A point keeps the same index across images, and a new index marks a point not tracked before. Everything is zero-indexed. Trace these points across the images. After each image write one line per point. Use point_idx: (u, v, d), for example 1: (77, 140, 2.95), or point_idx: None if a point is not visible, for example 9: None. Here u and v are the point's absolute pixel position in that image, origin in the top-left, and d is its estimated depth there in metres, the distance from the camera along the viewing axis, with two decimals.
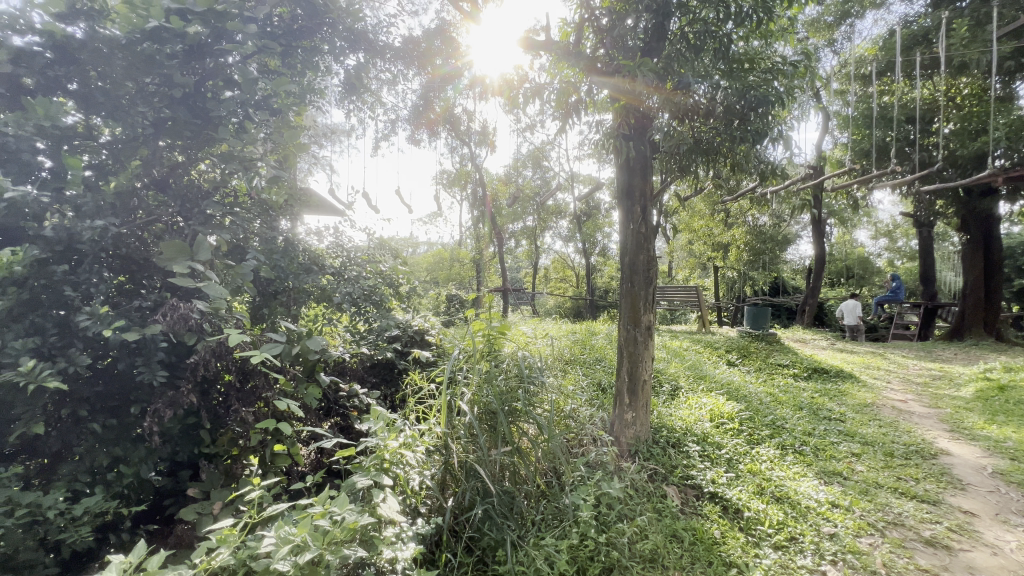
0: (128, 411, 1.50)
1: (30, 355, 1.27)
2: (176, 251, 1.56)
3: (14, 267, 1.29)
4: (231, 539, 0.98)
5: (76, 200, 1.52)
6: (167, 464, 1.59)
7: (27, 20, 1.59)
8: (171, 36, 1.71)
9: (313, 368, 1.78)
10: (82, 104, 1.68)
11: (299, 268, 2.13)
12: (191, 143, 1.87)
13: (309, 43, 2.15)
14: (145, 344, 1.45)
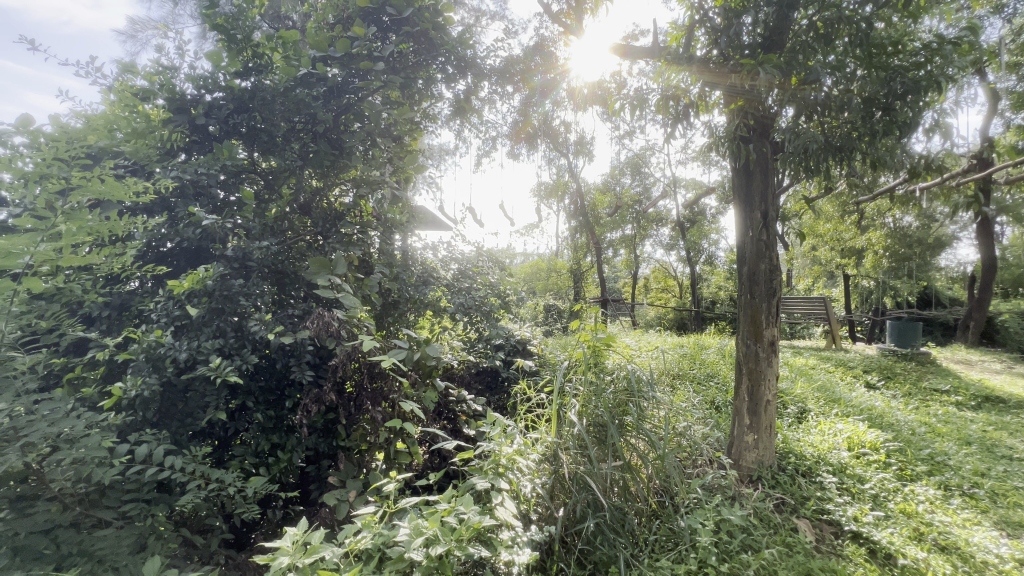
0: (284, 404, 1.74)
1: (216, 353, 1.54)
2: (320, 266, 1.79)
3: (206, 280, 1.57)
4: (373, 526, 1.09)
5: (246, 225, 1.82)
6: (312, 453, 1.81)
7: (215, 80, 1.95)
8: (316, 81, 1.99)
9: (431, 373, 1.92)
10: (250, 144, 2.00)
11: (416, 280, 2.31)
12: (331, 172, 2.14)
13: (425, 73, 2.32)
14: (297, 346, 1.69)
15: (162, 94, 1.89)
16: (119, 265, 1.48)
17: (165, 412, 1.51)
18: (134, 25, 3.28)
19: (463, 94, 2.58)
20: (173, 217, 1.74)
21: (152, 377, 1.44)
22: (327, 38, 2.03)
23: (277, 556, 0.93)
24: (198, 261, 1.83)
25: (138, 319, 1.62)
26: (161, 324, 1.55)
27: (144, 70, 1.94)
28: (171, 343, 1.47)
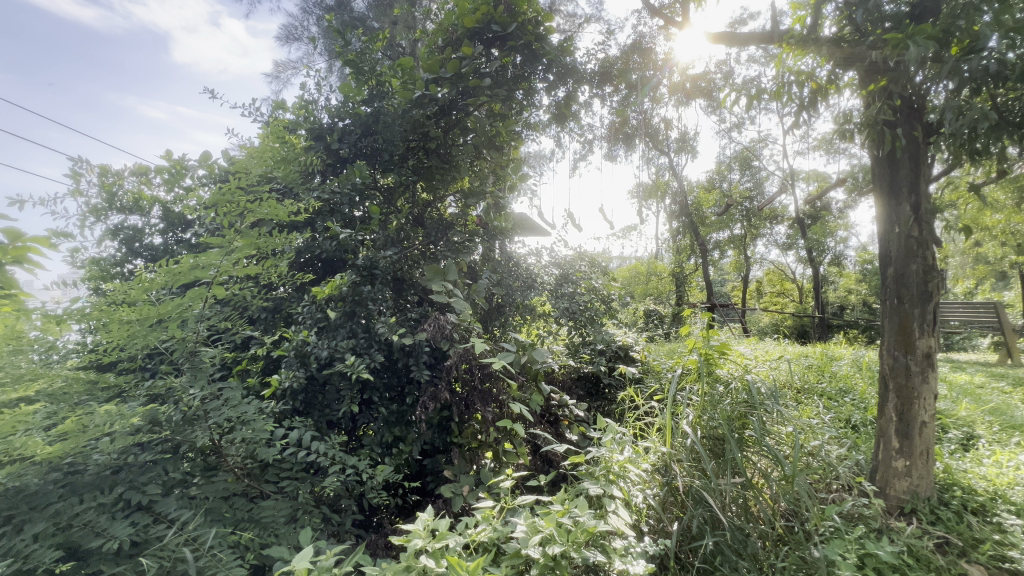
0: (405, 400, 1.89)
1: (350, 351, 1.72)
2: (434, 272, 1.93)
3: (342, 286, 1.77)
4: (491, 521, 1.15)
5: (372, 236, 2.01)
6: (428, 447, 1.94)
7: (345, 108, 2.20)
8: (428, 101, 2.15)
9: (537, 377, 1.97)
10: (373, 163, 2.22)
11: (521, 286, 2.38)
12: (442, 184, 2.29)
13: (526, 84, 2.38)
14: (415, 348, 1.83)
15: (305, 125, 2.18)
16: (277, 273, 1.74)
17: (309, 402, 1.73)
18: (278, 68, 3.82)
19: (563, 97, 2.55)
20: (315, 231, 1.99)
21: (300, 371, 1.65)
22: (439, 61, 2.18)
23: (411, 538, 1.02)
24: (333, 269, 2.08)
25: (288, 320, 1.87)
26: (306, 324, 1.78)
27: (291, 106, 2.25)
28: (315, 342, 1.68)
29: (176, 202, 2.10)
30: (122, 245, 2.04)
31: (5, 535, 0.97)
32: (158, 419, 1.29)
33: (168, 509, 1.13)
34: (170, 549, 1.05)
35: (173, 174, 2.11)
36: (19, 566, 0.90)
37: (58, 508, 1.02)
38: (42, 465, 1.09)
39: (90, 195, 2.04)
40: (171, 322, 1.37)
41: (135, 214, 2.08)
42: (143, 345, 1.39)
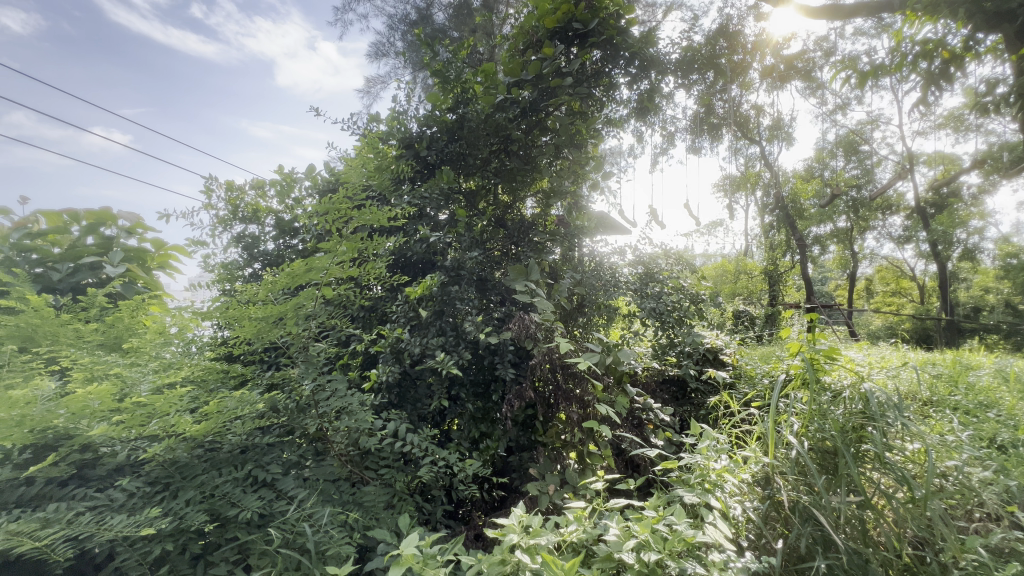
0: (490, 397, 1.93)
1: (440, 349, 1.79)
2: (518, 272, 1.95)
3: (432, 286, 1.85)
4: (582, 522, 1.14)
5: (459, 237, 2.08)
6: (513, 445, 1.97)
7: (433, 116, 2.28)
8: (511, 104, 2.18)
9: (623, 379, 1.93)
10: (458, 168, 2.29)
11: (604, 285, 2.33)
12: (522, 186, 2.32)
13: (607, 80, 2.34)
14: (500, 346, 1.87)
15: (397, 135, 2.28)
16: (374, 275, 1.86)
17: (403, 396, 1.83)
18: (369, 83, 4.08)
19: (646, 90, 2.47)
20: (407, 234, 2.10)
21: (395, 367, 1.75)
22: (520, 63, 2.20)
23: (506, 532, 1.04)
24: (422, 271, 2.19)
25: (382, 319, 1.99)
26: (400, 323, 1.89)
27: (384, 118, 2.39)
28: (409, 339, 1.77)
29: (287, 212, 2.33)
30: (244, 251, 2.30)
31: (164, 499, 1.13)
32: (277, 405, 1.44)
33: (288, 486, 1.25)
34: (291, 523, 1.17)
35: (285, 186, 2.34)
36: (176, 526, 1.05)
37: (203, 479, 1.18)
38: (190, 442, 1.26)
39: (219, 207, 2.32)
40: (288, 319, 1.52)
41: (253, 223, 2.34)
42: (264, 340, 1.55)
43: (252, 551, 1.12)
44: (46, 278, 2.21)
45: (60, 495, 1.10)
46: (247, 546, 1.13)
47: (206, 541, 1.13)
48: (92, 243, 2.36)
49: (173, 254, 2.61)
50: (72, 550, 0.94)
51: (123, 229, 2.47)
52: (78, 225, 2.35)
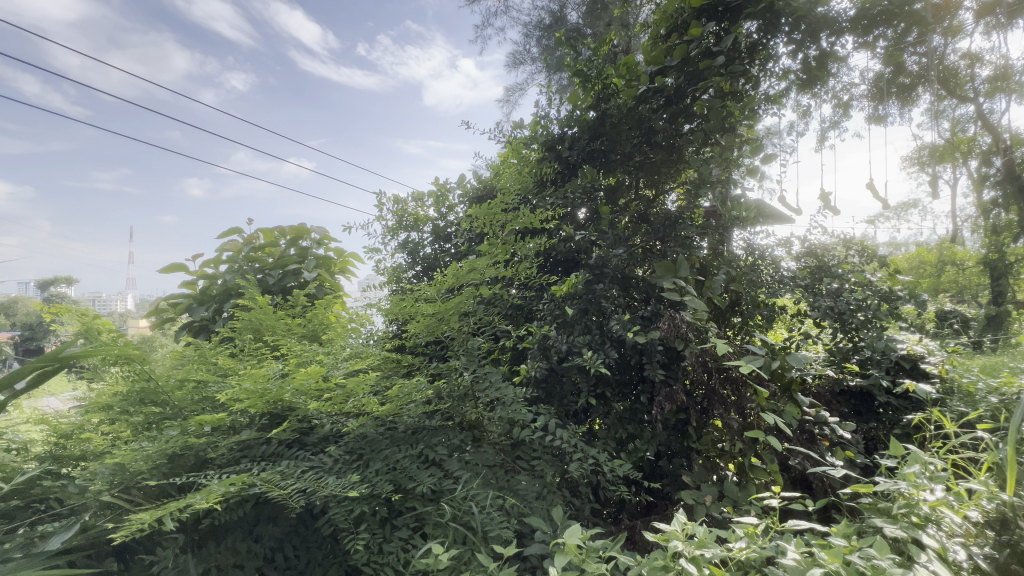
0: (638, 399, 1.87)
1: (586, 347, 1.80)
2: (665, 269, 1.86)
3: (577, 285, 1.86)
4: (755, 540, 1.04)
5: (602, 236, 2.04)
6: (664, 449, 1.88)
7: (573, 116, 2.25)
8: (655, 94, 2.10)
9: (792, 387, 1.71)
10: (601, 165, 2.23)
11: (765, 282, 2.09)
12: (666, 178, 2.21)
13: (764, 53, 2.11)
14: (648, 346, 1.80)
15: (539, 139, 2.32)
16: (522, 275, 1.94)
17: (549, 391, 1.88)
18: (508, 92, 4.25)
19: (816, 57, 2.16)
20: (550, 234, 2.14)
21: (543, 363, 1.80)
22: (664, 50, 2.08)
23: (669, 538, 1.01)
24: (566, 269, 2.22)
25: (528, 317, 2.05)
26: (547, 320, 1.94)
27: (527, 124, 2.46)
28: (556, 336, 1.81)
29: (442, 219, 2.58)
30: (408, 255, 2.61)
31: (358, 467, 1.33)
32: (442, 393, 1.59)
33: (453, 467, 1.38)
34: (459, 501, 1.28)
35: (440, 196, 2.58)
36: (370, 492, 1.23)
37: (387, 453, 1.36)
38: (376, 420, 1.47)
39: (388, 218, 2.66)
40: (449, 316, 1.67)
41: (414, 231, 2.63)
42: (430, 335, 1.74)
43: (427, 521, 1.25)
44: (265, 282, 2.78)
45: (288, 455, 1.37)
46: (423, 516, 1.28)
47: (391, 507, 1.30)
48: (294, 254, 2.90)
49: (351, 260, 3.08)
50: (301, 500, 1.16)
51: (315, 240, 2.99)
52: (285, 239, 2.91)
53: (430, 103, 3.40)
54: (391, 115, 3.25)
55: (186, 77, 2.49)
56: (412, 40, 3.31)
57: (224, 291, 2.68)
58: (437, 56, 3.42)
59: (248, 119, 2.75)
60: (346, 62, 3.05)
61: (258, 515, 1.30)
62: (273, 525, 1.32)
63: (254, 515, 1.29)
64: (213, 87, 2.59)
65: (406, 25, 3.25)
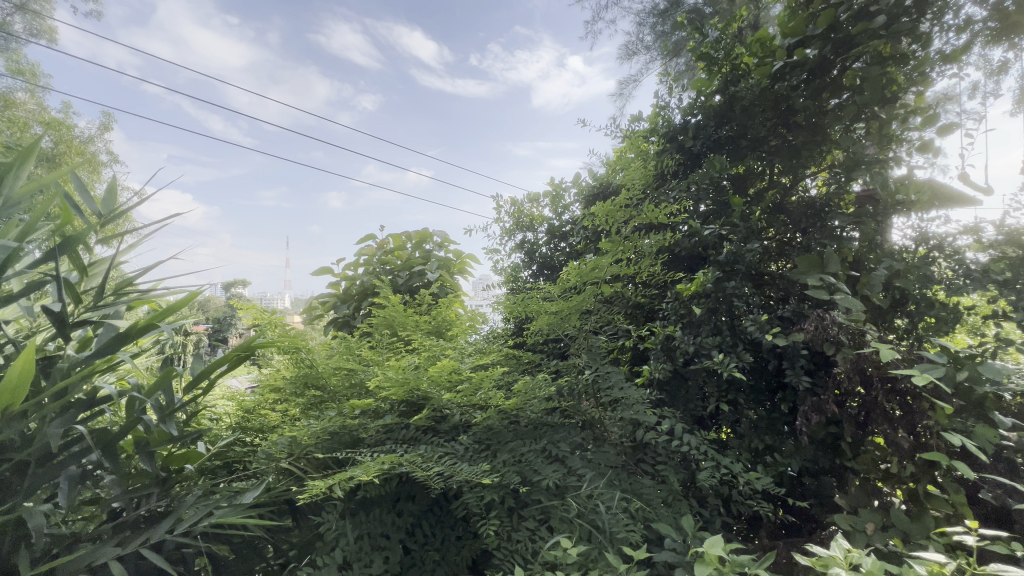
0: (778, 408, 1.70)
1: (717, 349, 1.68)
2: (810, 264, 1.66)
3: (705, 283, 1.74)
4: None
5: (733, 230, 1.87)
6: (810, 466, 1.68)
7: (697, 103, 2.11)
8: (795, 69, 1.88)
9: (985, 404, 1.41)
10: (732, 154, 2.06)
11: (942, 276, 1.75)
12: (808, 161, 1.96)
13: (941, 3, 1.76)
14: (789, 350, 1.63)
15: (659, 131, 2.21)
16: (645, 273, 1.87)
17: (673, 394, 1.79)
18: (620, 85, 3.55)
19: (1014, 1, 1.79)
20: (673, 230, 2.03)
21: (667, 365, 1.73)
22: (805, 18, 1.86)
23: (828, 564, 0.91)
24: (690, 266, 2.09)
25: (649, 317, 1.98)
26: (671, 319, 1.85)
27: (646, 117, 2.37)
28: (682, 337, 1.72)
29: (558, 219, 2.60)
30: (525, 255, 2.68)
31: (487, 457, 1.41)
32: (563, 391, 1.60)
33: (576, 465, 1.38)
34: (584, 499, 1.29)
35: (556, 196, 2.61)
36: (499, 480, 1.29)
37: (512, 445, 1.42)
38: (500, 413, 1.54)
39: (505, 220, 2.75)
40: (571, 315, 1.68)
41: (530, 231, 2.69)
42: (552, 333, 1.77)
43: (553, 515, 1.27)
44: (396, 282, 3.06)
45: (425, 440, 1.51)
46: (548, 509, 1.30)
47: (518, 498, 1.35)
48: (419, 256, 3.15)
49: (468, 261, 3.26)
50: (440, 481, 1.26)
51: (437, 243, 3.22)
52: (411, 243, 3.18)
53: (537, 105, 3.53)
54: (493, 119, 3.64)
55: (328, 103, 3.22)
56: (521, 44, 3.55)
57: (362, 291, 2.99)
58: (545, 57, 3.53)
59: (377, 134, 3.47)
60: (461, 74, 3.66)
61: (400, 492, 1.44)
62: (412, 502, 1.45)
63: (397, 491, 1.43)
64: (348, 109, 3.31)
65: (517, 31, 3.51)
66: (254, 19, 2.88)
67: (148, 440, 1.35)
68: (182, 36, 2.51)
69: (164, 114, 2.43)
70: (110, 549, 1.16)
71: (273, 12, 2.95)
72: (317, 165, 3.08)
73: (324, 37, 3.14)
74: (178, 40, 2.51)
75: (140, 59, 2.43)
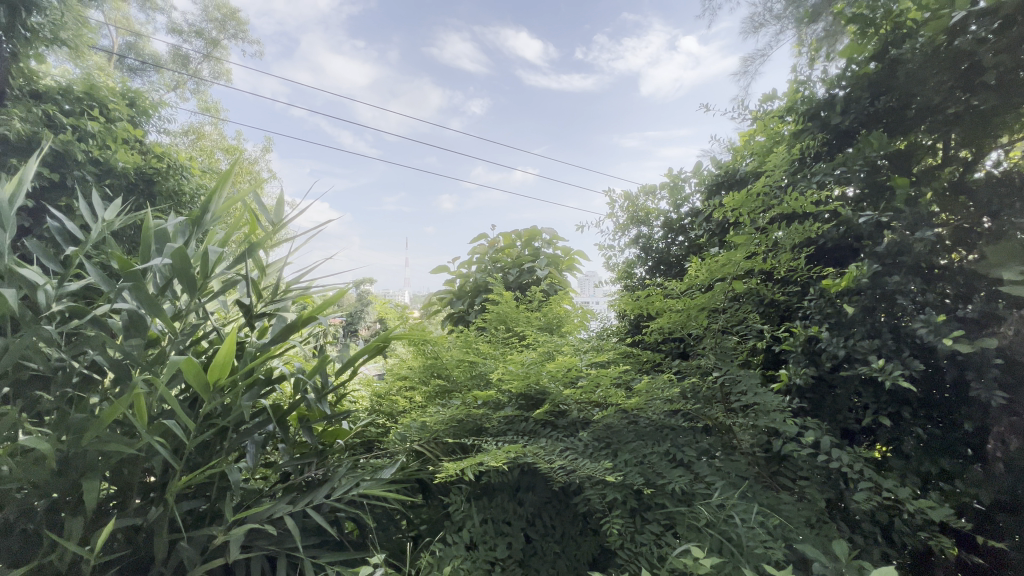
0: (959, 425, 1.43)
1: (875, 354, 1.46)
2: (1007, 254, 1.36)
3: (859, 277, 1.51)
4: None
5: (894, 217, 1.60)
6: (1005, 498, 1.38)
7: (847, 73, 1.86)
8: (982, 19, 1.51)
9: None
10: (892, 128, 1.77)
11: None
12: (1004, 129, 1.58)
13: None
14: (977, 357, 1.35)
15: (797, 109, 1.99)
16: (786, 268, 1.68)
17: (818, 403, 1.61)
18: (744, 62, 2.64)
19: None
20: (816, 219, 1.80)
21: (810, 370, 1.56)
22: None
23: None
24: (838, 259, 1.83)
25: (790, 316, 1.78)
26: (815, 320, 1.64)
27: (781, 95, 2.17)
28: (829, 339, 1.53)
29: (676, 211, 2.47)
30: (640, 251, 2.59)
31: (609, 455, 1.39)
32: (688, 393, 1.53)
33: (705, 471, 1.31)
34: (714, 508, 1.21)
35: (675, 188, 2.47)
36: (623, 480, 1.27)
37: (634, 446, 1.39)
38: (618, 412, 1.52)
39: (619, 215, 2.68)
40: (696, 313, 1.60)
41: (645, 225, 2.59)
42: (675, 331, 1.70)
43: (680, 521, 1.22)
44: (507, 279, 3.14)
45: (544, 434, 1.54)
46: (675, 516, 1.25)
47: (641, 499, 1.32)
48: (529, 253, 3.22)
49: (577, 257, 3.23)
50: (563, 473, 1.29)
51: (546, 241, 3.26)
52: (521, 241, 3.23)
53: (647, 93, 3.29)
54: (601, 113, 3.47)
55: (440, 112, 3.59)
56: (630, 31, 3.34)
57: (475, 288, 3.13)
58: (656, 42, 3.23)
59: (485, 135, 3.64)
60: (567, 69, 3.51)
61: (521, 482, 1.50)
62: (532, 493, 1.51)
63: (520, 479, 1.49)
64: (459, 116, 3.62)
65: (624, 18, 3.35)
66: (377, 40, 3.44)
67: (308, 416, 1.58)
68: (319, 63, 3.30)
69: (305, 133, 3.22)
70: (284, 505, 1.35)
71: (393, 32, 3.45)
72: (432, 170, 3.48)
73: (437, 49, 3.49)
74: (316, 67, 3.30)
75: (288, 87, 3.30)
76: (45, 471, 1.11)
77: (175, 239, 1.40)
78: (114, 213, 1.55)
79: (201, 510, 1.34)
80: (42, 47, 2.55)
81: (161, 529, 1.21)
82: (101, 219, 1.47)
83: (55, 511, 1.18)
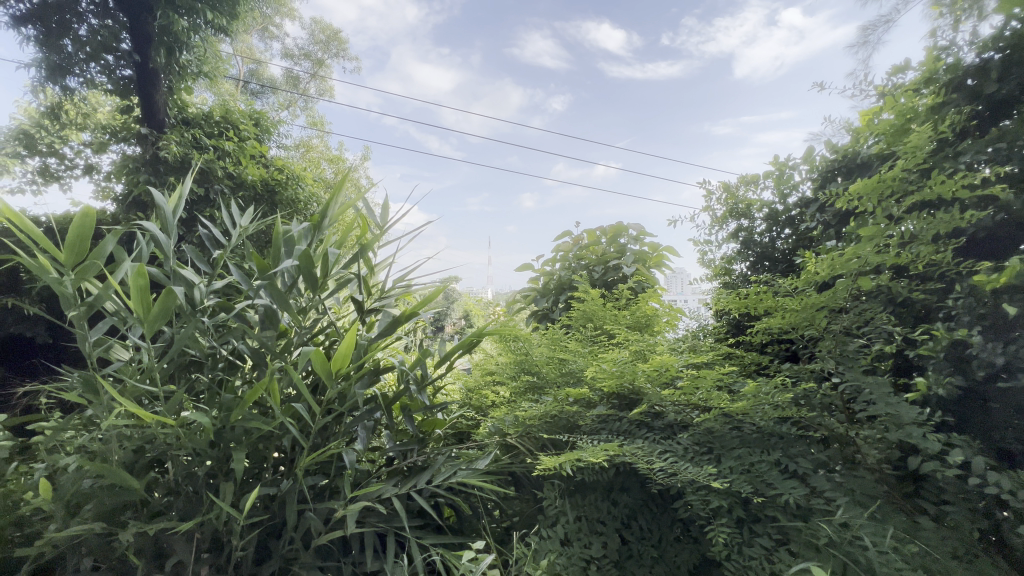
0: None
1: None
2: None
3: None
4: None
5: None
6: None
7: (1006, 30, 1.56)
8: None
9: None
10: None
11: None
12: None
13: None
14: None
15: (936, 79, 1.73)
16: (925, 262, 1.47)
17: (964, 419, 1.43)
18: (863, 31, 2.21)
19: None
20: (962, 205, 1.56)
21: (956, 380, 1.36)
22: None
23: None
24: (991, 251, 1.57)
25: (929, 316, 1.56)
26: (963, 322, 1.41)
27: (917, 63, 1.88)
28: (982, 345, 1.31)
29: (780, 202, 2.27)
30: (740, 246, 2.40)
31: (711, 461, 1.33)
32: (803, 399, 1.42)
33: (824, 486, 1.20)
34: (836, 527, 1.11)
35: (780, 176, 2.27)
36: (729, 489, 1.21)
37: (740, 453, 1.31)
38: (720, 416, 1.43)
39: (716, 208, 2.49)
40: (814, 313, 1.46)
41: (746, 218, 2.39)
42: (785, 331, 1.57)
43: (795, 538, 1.14)
44: (593, 276, 3.07)
45: (640, 434, 1.51)
46: (789, 531, 1.17)
47: (748, 509, 1.25)
48: (614, 250, 3.10)
49: (666, 253, 3.08)
50: (663, 476, 1.25)
51: (632, 237, 3.11)
52: (606, 238, 3.14)
53: (742, 75, 3.01)
54: (692, 100, 3.24)
55: (520, 109, 3.64)
56: (722, 11, 3.11)
57: (558, 285, 3.09)
58: (752, 18, 2.95)
59: (566, 133, 3.64)
60: (652, 56, 3.35)
61: (615, 482, 1.48)
62: (627, 494, 1.48)
63: (615, 479, 1.48)
64: (540, 113, 3.66)
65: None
66: (461, 45, 3.57)
67: (411, 406, 1.68)
68: (407, 73, 3.58)
69: (397, 140, 3.49)
70: (392, 486, 1.45)
71: (476, 37, 3.55)
72: (514, 169, 3.62)
73: (518, 49, 3.55)
74: (406, 78, 3.58)
75: (380, 98, 3.58)
76: (204, 441, 1.31)
77: (300, 242, 1.57)
78: (248, 219, 1.74)
79: (322, 486, 1.49)
80: (190, 81, 3.04)
81: (291, 500, 1.36)
82: (239, 226, 1.65)
83: (210, 477, 1.38)
